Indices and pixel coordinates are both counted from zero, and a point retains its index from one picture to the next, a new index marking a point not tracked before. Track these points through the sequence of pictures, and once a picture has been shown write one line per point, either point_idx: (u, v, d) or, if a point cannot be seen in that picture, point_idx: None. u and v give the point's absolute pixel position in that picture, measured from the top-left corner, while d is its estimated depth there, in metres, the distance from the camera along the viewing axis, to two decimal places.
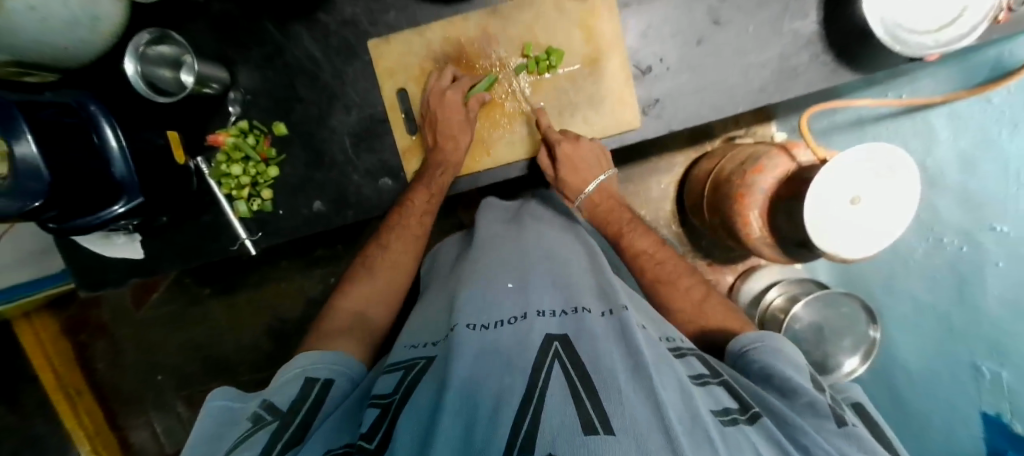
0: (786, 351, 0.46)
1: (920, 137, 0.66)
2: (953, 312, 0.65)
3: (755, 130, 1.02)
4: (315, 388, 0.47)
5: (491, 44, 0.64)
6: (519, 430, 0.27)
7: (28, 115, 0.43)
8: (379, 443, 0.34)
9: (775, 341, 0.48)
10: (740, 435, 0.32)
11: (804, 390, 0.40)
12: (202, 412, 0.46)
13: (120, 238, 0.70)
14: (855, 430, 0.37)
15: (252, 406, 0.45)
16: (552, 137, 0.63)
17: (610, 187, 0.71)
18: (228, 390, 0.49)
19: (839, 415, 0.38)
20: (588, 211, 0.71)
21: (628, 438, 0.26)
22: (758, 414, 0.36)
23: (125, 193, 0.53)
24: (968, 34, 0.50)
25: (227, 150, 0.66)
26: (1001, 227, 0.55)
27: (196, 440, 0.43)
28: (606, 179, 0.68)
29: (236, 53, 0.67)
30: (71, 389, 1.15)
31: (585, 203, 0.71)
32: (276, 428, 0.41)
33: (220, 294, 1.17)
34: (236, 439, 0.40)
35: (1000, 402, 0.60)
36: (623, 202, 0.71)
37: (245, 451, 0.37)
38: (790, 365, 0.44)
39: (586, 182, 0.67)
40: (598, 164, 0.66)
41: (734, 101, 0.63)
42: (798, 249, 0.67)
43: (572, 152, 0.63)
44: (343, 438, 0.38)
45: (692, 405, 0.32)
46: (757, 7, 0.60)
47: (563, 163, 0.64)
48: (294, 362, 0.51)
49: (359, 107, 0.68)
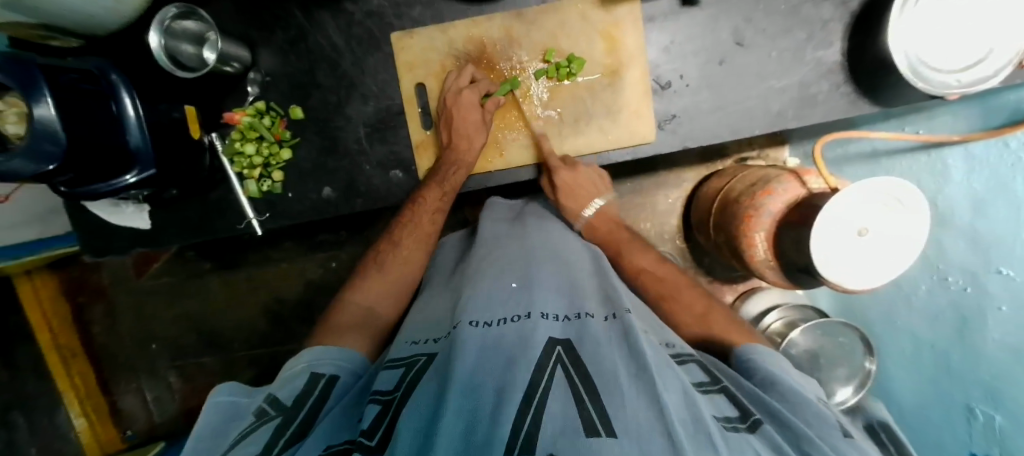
0: (784, 365, 0.47)
1: (933, 176, 0.66)
2: (951, 351, 0.65)
3: (768, 153, 1.02)
4: (321, 381, 0.48)
5: (514, 47, 0.64)
6: (520, 430, 0.28)
7: (50, 79, 0.43)
8: (379, 440, 0.34)
9: (772, 356, 0.48)
10: (741, 441, 0.32)
11: (811, 401, 0.40)
12: (208, 405, 0.46)
13: (128, 208, 0.71)
14: (857, 438, 0.38)
15: (258, 400, 0.46)
16: (552, 165, 0.64)
17: (610, 210, 0.70)
18: (232, 384, 0.49)
19: (845, 427, 0.39)
20: (587, 235, 0.70)
21: (629, 440, 0.27)
22: (758, 422, 0.36)
23: (139, 164, 0.53)
24: (991, 77, 0.50)
25: (242, 129, 0.66)
26: (1006, 271, 0.55)
27: (201, 435, 0.43)
28: (605, 204, 0.68)
29: (260, 34, 0.67)
30: (66, 350, 1.17)
31: (584, 227, 0.69)
32: (278, 424, 0.41)
33: (221, 270, 1.18)
34: (240, 431, 0.42)
35: (991, 446, 0.59)
36: (621, 224, 0.71)
37: (246, 445, 0.38)
38: (792, 377, 0.44)
39: (586, 207, 0.67)
40: (596, 187, 0.66)
41: (751, 124, 0.63)
42: (802, 275, 0.66)
43: (570, 179, 0.64)
44: (342, 435, 0.38)
45: (695, 407, 0.32)
46: (783, 32, 0.60)
47: (561, 189, 0.66)
48: (304, 354, 0.52)
49: (376, 98, 0.68)
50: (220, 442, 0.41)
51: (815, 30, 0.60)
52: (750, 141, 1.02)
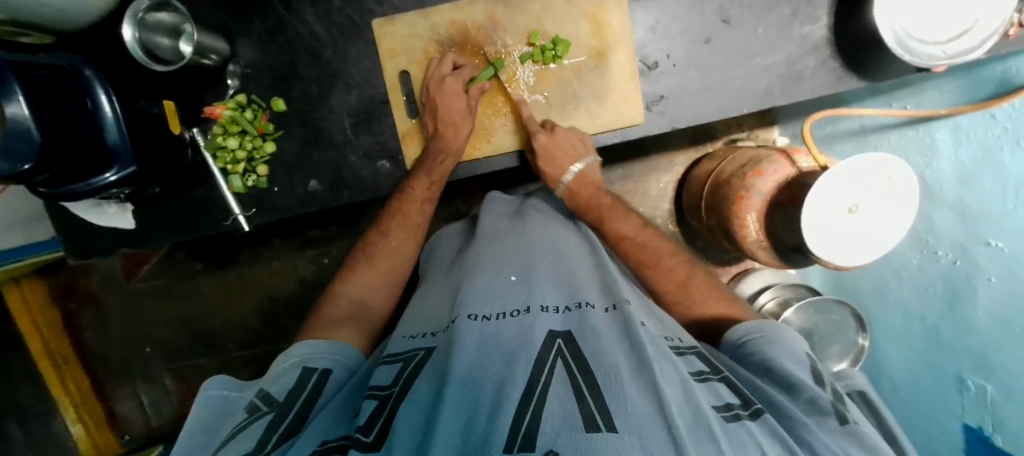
0: (786, 341, 0.47)
1: (922, 150, 0.66)
2: (942, 323, 0.65)
3: (757, 134, 1.02)
4: (313, 376, 0.47)
5: (498, 31, 0.63)
6: (519, 427, 0.27)
7: (21, 74, 0.42)
8: (376, 436, 0.33)
9: (772, 334, 0.47)
10: (741, 431, 0.32)
11: (805, 386, 0.40)
12: (199, 399, 0.47)
13: (111, 207, 0.69)
14: (857, 428, 0.37)
15: (250, 395, 0.46)
16: (531, 128, 0.62)
17: (591, 175, 0.66)
18: (225, 378, 0.49)
19: (842, 412, 0.39)
20: (567, 199, 0.68)
21: (630, 436, 0.26)
22: (760, 411, 0.36)
23: (117, 161, 0.52)
24: (977, 47, 0.49)
25: (224, 123, 0.65)
26: (995, 242, 0.55)
27: (191, 431, 0.43)
28: (586, 167, 0.64)
29: (237, 26, 0.66)
30: (59, 356, 1.14)
31: (566, 191, 0.68)
32: (271, 420, 0.41)
33: (212, 270, 1.17)
34: (233, 428, 0.42)
35: (983, 416, 0.60)
36: (603, 189, 0.69)
37: (239, 442, 0.38)
38: (791, 358, 0.44)
39: (565, 171, 0.64)
40: (576, 150, 0.63)
41: (739, 103, 0.63)
42: (794, 255, 0.66)
43: (548, 143, 0.62)
44: (340, 429, 0.37)
45: (695, 400, 0.32)
46: (769, 9, 0.60)
47: (539, 154, 0.62)
48: (292, 351, 0.51)
49: (360, 87, 0.67)
50: (213, 439, 0.42)
51: (801, 5, 0.59)
52: (740, 122, 1.02)
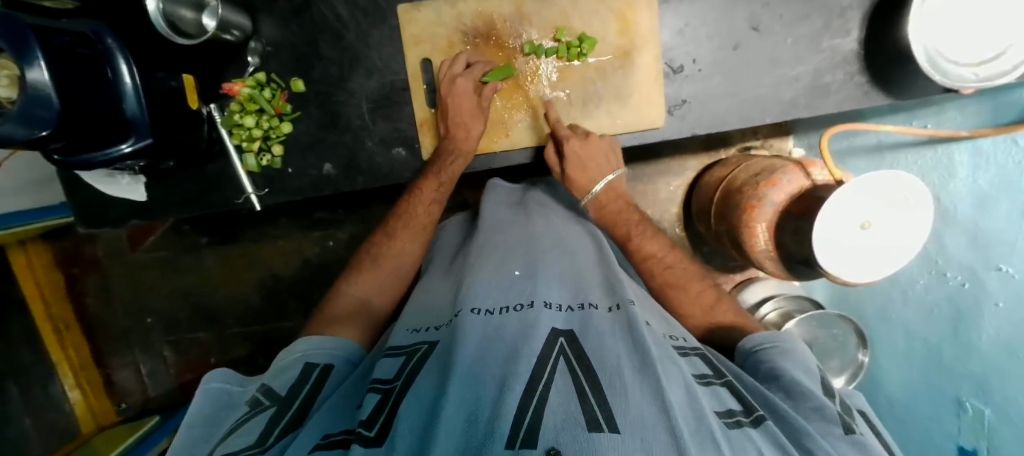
0: (797, 352, 0.48)
1: (938, 170, 0.66)
2: (945, 345, 0.66)
3: (773, 144, 1.02)
4: (316, 371, 0.48)
5: (524, 24, 0.62)
6: (521, 421, 0.27)
7: (43, 40, 0.41)
8: (379, 430, 0.33)
9: (785, 343, 0.49)
10: (743, 437, 0.32)
11: (811, 394, 0.40)
12: (199, 393, 0.47)
13: (125, 179, 0.69)
14: (862, 438, 0.37)
15: (251, 390, 0.47)
16: (561, 132, 0.63)
17: (619, 188, 0.67)
18: (226, 372, 0.50)
19: (847, 423, 0.38)
20: (594, 211, 0.66)
21: (632, 436, 0.26)
22: (761, 418, 0.36)
23: (134, 132, 0.52)
24: (1010, 71, 0.48)
25: (242, 100, 0.64)
26: (1006, 268, 0.55)
27: (194, 422, 0.44)
28: (615, 178, 0.65)
29: (261, 2, 0.65)
30: (59, 321, 1.15)
31: (592, 204, 0.66)
32: (273, 413, 0.41)
33: (217, 245, 1.17)
34: (235, 421, 0.42)
35: (978, 440, 0.63)
36: (631, 204, 0.68)
37: (242, 436, 0.38)
38: (800, 368, 0.45)
39: (594, 182, 0.64)
40: (609, 161, 0.64)
41: (761, 113, 0.62)
42: (802, 267, 0.66)
43: (579, 148, 0.62)
44: (342, 424, 0.37)
45: (698, 404, 0.32)
46: (800, 19, 0.59)
47: (570, 159, 0.63)
48: (296, 345, 0.52)
49: (381, 73, 0.66)
50: (214, 433, 0.42)
51: (833, 17, 0.59)
52: (755, 130, 1.01)
